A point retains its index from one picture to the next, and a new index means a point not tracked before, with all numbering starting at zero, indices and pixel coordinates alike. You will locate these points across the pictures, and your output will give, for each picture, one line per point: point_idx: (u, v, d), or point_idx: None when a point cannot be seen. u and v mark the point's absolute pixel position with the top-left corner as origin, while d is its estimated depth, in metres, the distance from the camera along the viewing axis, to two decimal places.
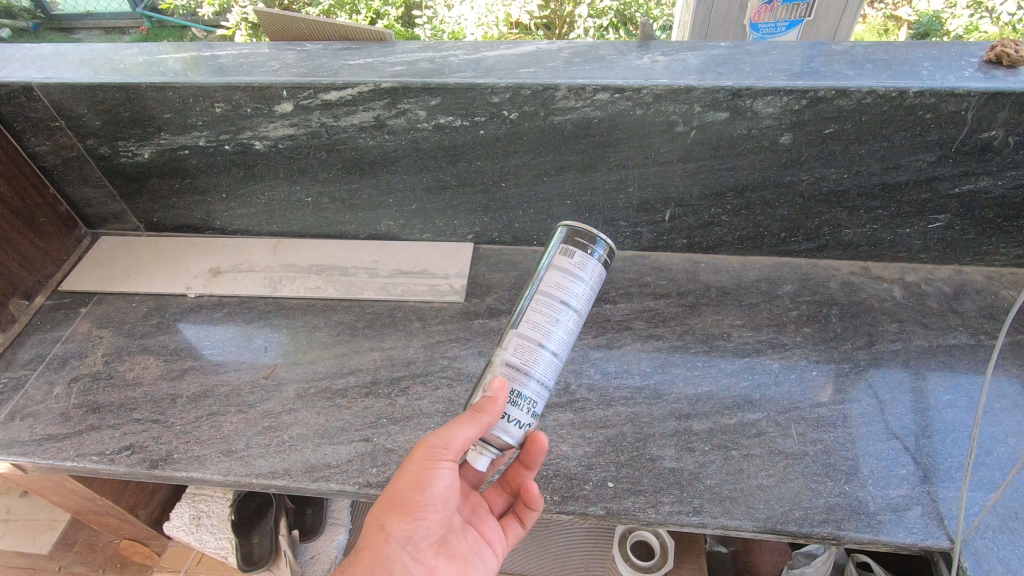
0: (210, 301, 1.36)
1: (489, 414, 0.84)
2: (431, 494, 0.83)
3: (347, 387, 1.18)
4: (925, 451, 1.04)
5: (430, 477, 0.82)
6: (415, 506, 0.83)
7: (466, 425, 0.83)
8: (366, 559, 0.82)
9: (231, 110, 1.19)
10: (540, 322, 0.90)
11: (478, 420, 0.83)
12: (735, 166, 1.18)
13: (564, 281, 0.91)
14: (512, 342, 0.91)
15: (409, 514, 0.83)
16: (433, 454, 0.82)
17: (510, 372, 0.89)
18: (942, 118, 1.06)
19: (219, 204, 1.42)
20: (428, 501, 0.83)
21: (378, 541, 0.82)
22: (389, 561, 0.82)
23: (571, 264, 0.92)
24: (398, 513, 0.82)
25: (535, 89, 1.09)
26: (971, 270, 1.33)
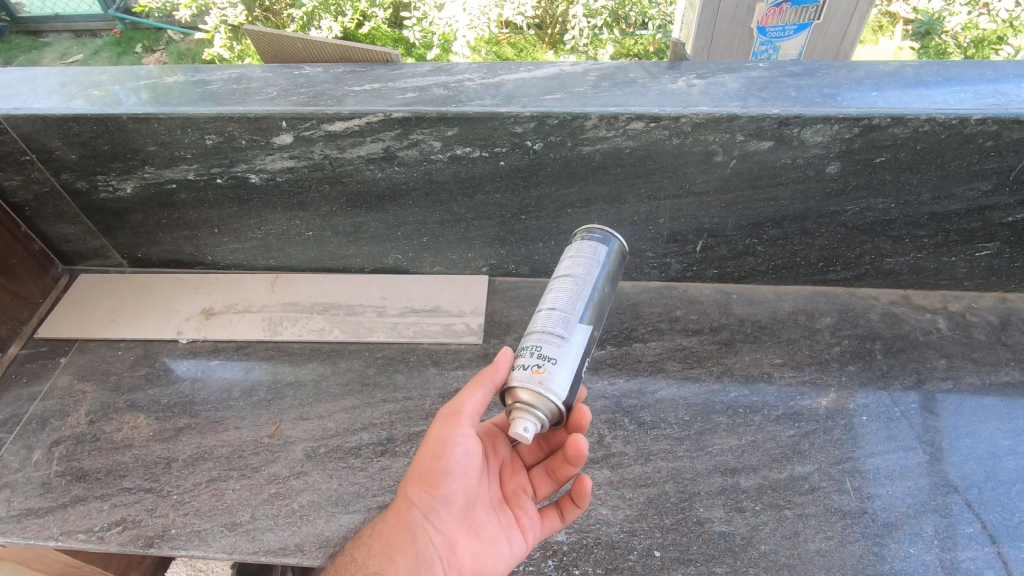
0: (204, 347, 1.24)
1: (491, 370, 0.82)
2: (450, 461, 0.79)
3: (360, 445, 1.08)
4: (990, 505, 0.98)
5: (446, 442, 0.80)
6: (434, 475, 0.79)
7: (474, 387, 0.82)
8: (388, 525, 0.78)
9: (223, 142, 1.07)
10: (566, 296, 0.88)
11: (485, 379, 0.82)
12: (775, 197, 1.10)
13: (586, 260, 0.92)
14: (538, 317, 0.88)
15: (430, 481, 0.79)
16: (451, 418, 0.81)
17: (548, 341, 0.83)
18: (1003, 146, 0.98)
19: (211, 239, 1.30)
20: (448, 467, 0.79)
21: (400, 506, 0.79)
22: (410, 527, 0.77)
23: (587, 248, 0.93)
24: (420, 479, 0.79)
25: (563, 119, 0.99)
26: (1016, 297, 1.27)
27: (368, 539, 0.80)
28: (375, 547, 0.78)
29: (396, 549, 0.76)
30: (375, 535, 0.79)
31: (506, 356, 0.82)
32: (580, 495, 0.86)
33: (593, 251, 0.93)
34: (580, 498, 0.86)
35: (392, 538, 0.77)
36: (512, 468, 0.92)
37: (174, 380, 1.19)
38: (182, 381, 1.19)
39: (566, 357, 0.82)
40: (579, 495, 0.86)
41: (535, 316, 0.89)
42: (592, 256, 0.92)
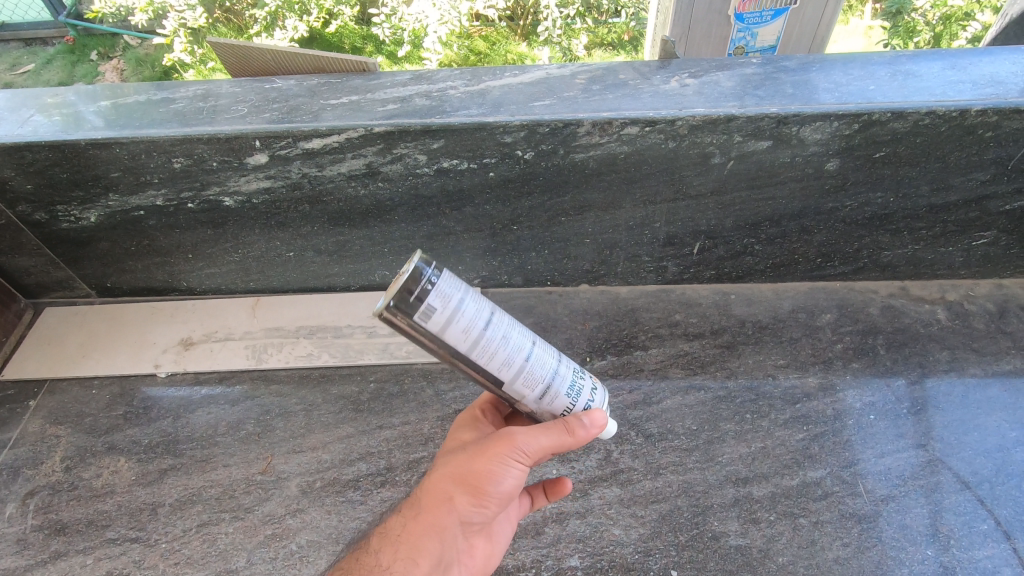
0: (185, 380, 1.18)
1: (576, 437, 0.66)
2: (503, 488, 0.68)
3: (358, 476, 1.03)
4: (1002, 500, 0.97)
5: (504, 473, 0.67)
6: (483, 494, 0.67)
7: (550, 441, 0.65)
8: (417, 529, 0.69)
9: (193, 165, 1.01)
10: (505, 356, 0.63)
11: (565, 437, 0.66)
12: (773, 196, 1.07)
13: (467, 312, 0.60)
14: (517, 389, 0.66)
15: (476, 500, 0.68)
16: (516, 450, 0.66)
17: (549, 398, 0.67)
18: (1002, 136, 0.96)
19: (184, 264, 1.23)
20: (499, 492, 0.68)
21: (434, 512, 0.69)
22: (443, 536, 0.69)
23: (446, 304, 0.59)
24: (467, 492, 0.68)
25: (554, 126, 0.94)
26: (1011, 282, 1.26)
27: (388, 534, 0.70)
28: (399, 549, 0.69)
29: (425, 556, 0.68)
30: (400, 537, 0.69)
31: (598, 433, 0.67)
32: (555, 491, 0.88)
33: (456, 285, 0.61)
34: (553, 489, 0.88)
35: (421, 542, 0.68)
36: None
37: (154, 418, 1.12)
38: (163, 419, 1.12)
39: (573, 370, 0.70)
40: (554, 487, 0.87)
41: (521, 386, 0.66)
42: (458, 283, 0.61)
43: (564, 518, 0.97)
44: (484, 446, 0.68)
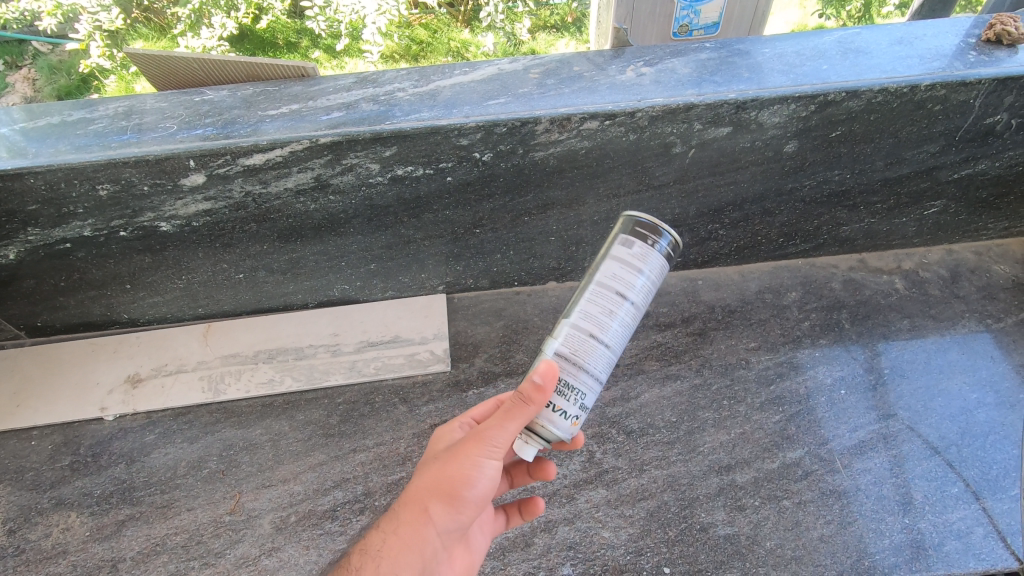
0: (137, 421, 1.09)
1: (536, 405, 0.61)
2: (481, 489, 0.62)
3: (335, 506, 0.98)
4: (969, 461, 1.00)
5: (480, 471, 0.61)
6: (460, 500, 0.61)
7: (513, 418, 0.61)
8: (402, 544, 0.61)
9: (121, 191, 0.92)
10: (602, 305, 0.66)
11: (526, 411, 0.60)
12: (735, 181, 1.07)
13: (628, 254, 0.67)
14: (560, 332, 0.66)
15: (453, 507, 0.61)
16: (489, 444, 0.61)
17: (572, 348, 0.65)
18: (950, 109, 0.98)
19: (123, 296, 1.13)
20: (479, 495, 0.62)
21: (415, 524, 0.61)
22: (424, 550, 0.62)
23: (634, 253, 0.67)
24: (443, 502, 0.61)
25: (511, 126, 0.90)
26: (961, 247, 1.31)
27: (370, 552, 0.62)
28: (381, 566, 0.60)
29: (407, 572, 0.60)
30: (380, 555, 0.61)
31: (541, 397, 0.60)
32: (531, 512, 0.83)
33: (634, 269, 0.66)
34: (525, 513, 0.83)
35: (401, 560, 0.60)
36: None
37: (106, 466, 1.04)
38: (115, 465, 1.04)
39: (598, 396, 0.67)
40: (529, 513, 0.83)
41: (558, 330, 0.67)
42: (646, 272, 0.66)
43: (553, 526, 0.95)
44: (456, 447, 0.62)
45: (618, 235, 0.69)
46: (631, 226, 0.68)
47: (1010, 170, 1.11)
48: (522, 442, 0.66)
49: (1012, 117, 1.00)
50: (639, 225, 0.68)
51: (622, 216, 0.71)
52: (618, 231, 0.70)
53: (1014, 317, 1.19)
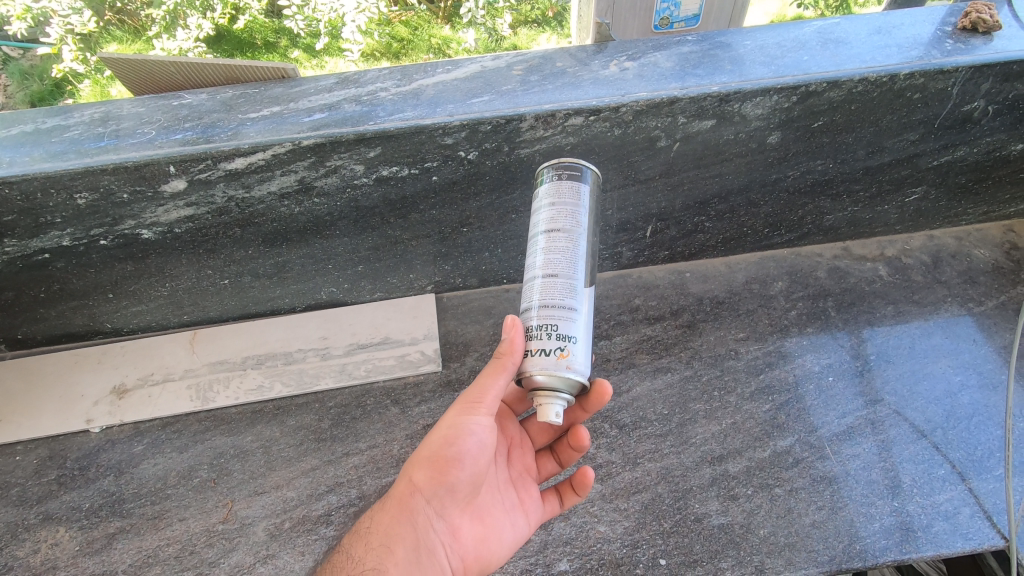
0: (124, 432, 1.08)
1: (510, 358, 0.71)
2: (465, 449, 0.71)
3: (329, 510, 0.97)
4: (955, 443, 1.01)
5: (460, 430, 0.71)
6: (444, 463, 0.71)
7: (491, 374, 0.72)
8: (390, 514, 0.71)
9: (100, 199, 0.90)
10: (553, 248, 0.75)
11: (500, 364, 0.71)
12: (720, 173, 1.07)
13: (560, 199, 0.77)
14: (527, 288, 0.75)
15: (439, 471, 0.71)
16: (465, 405, 0.72)
17: (547, 291, 0.73)
18: (929, 97, 0.99)
19: (106, 305, 1.12)
20: (463, 455, 0.71)
21: (402, 495, 0.72)
22: (414, 518, 0.71)
23: (561, 192, 0.77)
24: (428, 467, 0.71)
25: (496, 123, 0.90)
26: (941, 233, 1.33)
27: (362, 530, 0.73)
28: (372, 539, 0.71)
29: (399, 543, 0.70)
30: (372, 529, 0.72)
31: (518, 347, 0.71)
32: (582, 484, 0.84)
33: (567, 206, 0.77)
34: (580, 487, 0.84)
35: (392, 528, 0.71)
36: (524, 445, 0.89)
37: (94, 478, 1.02)
38: (103, 478, 1.02)
39: (582, 328, 0.72)
40: (581, 485, 0.83)
41: (528, 286, 0.76)
42: (574, 201, 0.77)
43: (549, 522, 0.95)
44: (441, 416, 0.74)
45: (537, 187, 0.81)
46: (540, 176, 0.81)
47: (988, 156, 1.13)
48: (546, 404, 0.71)
49: (989, 103, 1.01)
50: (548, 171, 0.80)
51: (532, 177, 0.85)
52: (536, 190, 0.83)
53: (995, 300, 1.21)
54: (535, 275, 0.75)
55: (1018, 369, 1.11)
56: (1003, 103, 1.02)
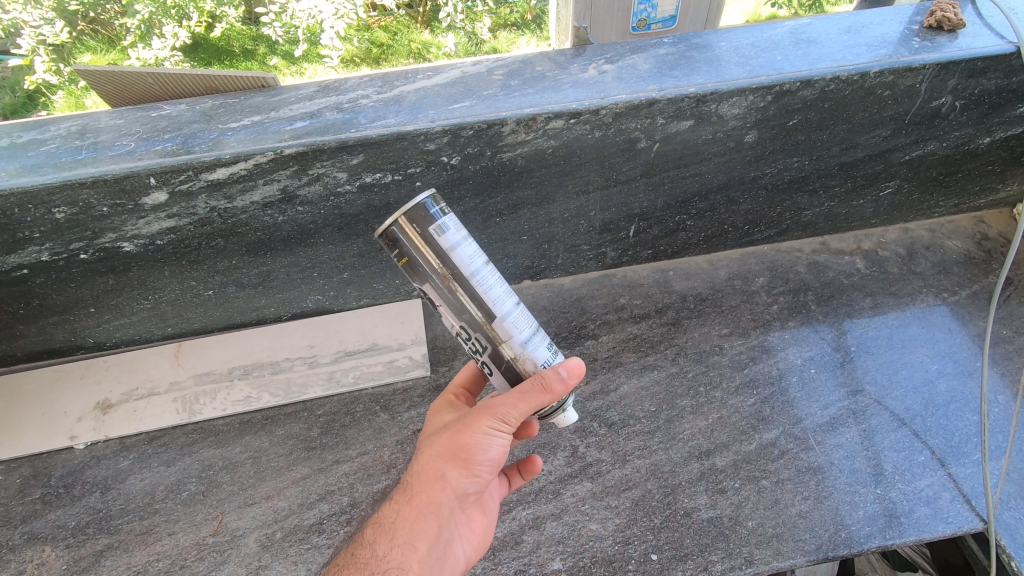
0: (110, 447, 1.07)
1: (557, 394, 0.67)
2: (492, 454, 0.70)
3: (321, 519, 0.97)
4: (933, 430, 1.04)
5: (492, 439, 0.69)
6: (472, 464, 0.70)
7: (531, 408, 0.67)
8: (416, 510, 0.70)
9: (80, 213, 0.89)
10: (492, 289, 0.70)
11: (543, 398, 0.66)
12: (700, 172, 1.09)
13: (457, 244, 0.68)
14: (507, 330, 0.70)
15: (467, 471, 0.70)
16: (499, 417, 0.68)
17: (520, 324, 0.71)
18: (898, 94, 1.01)
19: (87, 320, 1.10)
20: (490, 459, 0.70)
21: (429, 493, 0.70)
22: (439, 514, 0.70)
23: (450, 237, 0.68)
24: (456, 467, 0.70)
25: (478, 128, 0.90)
26: (915, 226, 1.36)
27: (386, 524, 0.71)
28: (397, 534, 0.69)
29: (423, 538, 0.70)
30: (397, 521, 0.70)
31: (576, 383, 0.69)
32: (529, 470, 0.90)
33: (462, 247, 0.69)
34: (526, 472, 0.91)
35: (419, 524, 0.69)
36: None
37: (80, 496, 1.01)
38: (90, 495, 1.01)
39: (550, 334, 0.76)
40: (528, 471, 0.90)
41: (496, 336, 0.70)
42: (463, 236, 0.70)
43: (541, 522, 0.96)
44: (468, 418, 0.70)
45: (410, 238, 0.68)
46: (416, 223, 0.68)
47: (957, 149, 1.16)
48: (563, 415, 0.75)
49: (956, 99, 1.04)
50: (419, 216, 0.68)
51: (393, 232, 0.68)
52: (403, 243, 0.68)
53: (968, 290, 1.25)
54: (498, 323, 0.70)
55: (992, 356, 1.14)
56: (970, 98, 1.05)
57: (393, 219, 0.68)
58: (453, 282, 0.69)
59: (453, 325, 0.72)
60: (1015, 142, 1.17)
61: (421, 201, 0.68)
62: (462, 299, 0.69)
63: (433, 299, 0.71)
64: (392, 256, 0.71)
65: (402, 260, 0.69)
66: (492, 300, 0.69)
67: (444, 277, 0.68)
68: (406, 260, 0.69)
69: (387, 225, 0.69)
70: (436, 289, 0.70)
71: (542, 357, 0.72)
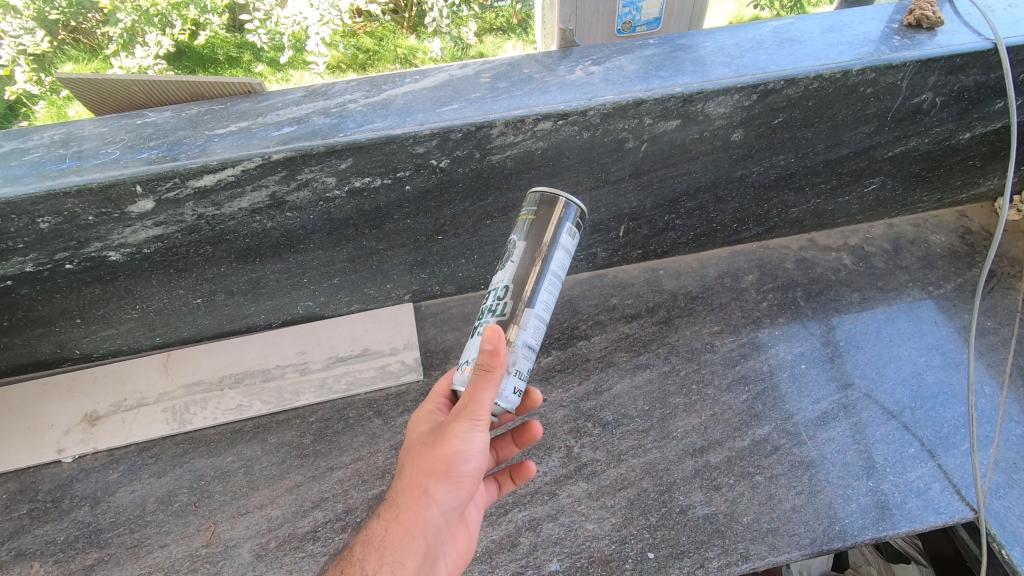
0: (98, 460, 1.05)
1: (499, 369, 0.68)
2: (472, 462, 0.69)
3: (316, 526, 0.96)
4: (923, 422, 1.05)
5: (471, 444, 0.68)
6: (455, 474, 0.69)
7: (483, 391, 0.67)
8: (404, 529, 0.68)
9: (65, 222, 0.88)
10: (547, 297, 0.75)
11: (490, 378, 0.68)
12: (688, 171, 1.10)
13: (565, 248, 0.76)
14: (529, 324, 0.74)
15: (450, 483, 0.69)
16: (474, 419, 0.68)
17: (535, 332, 0.74)
18: (881, 91, 1.03)
19: (74, 331, 1.09)
20: (471, 467, 0.69)
21: (416, 509, 0.68)
22: (427, 531, 0.69)
23: (568, 239, 0.76)
24: (439, 481, 0.68)
25: (467, 130, 0.91)
26: (900, 221, 1.38)
27: (375, 542, 0.68)
28: (386, 554, 0.67)
29: (412, 557, 0.68)
30: (385, 542, 0.68)
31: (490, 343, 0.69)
32: (521, 475, 0.90)
33: (563, 255, 0.76)
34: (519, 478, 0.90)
35: (408, 542, 0.68)
36: None
37: (68, 510, 0.99)
38: (79, 509, 0.99)
39: None
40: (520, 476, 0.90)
41: (516, 313, 0.73)
42: (573, 248, 0.77)
43: (538, 524, 0.96)
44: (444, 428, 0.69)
45: (544, 212, 0.75)
46: (563, 208, 0.76)
47: (939, 145, 1.18)
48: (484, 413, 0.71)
49: (936, 95, 1.06)
50: (570, 210, 0.76)
51: (552, 195, 0.76)
52: (547, 209, 0.75)
53: (952, 283, 1.27)
54: (529, 308, 0.74)
55: (977, 348, 1.16)
56: (950, 94, 1.07)
57: (554, 191, 0.76)
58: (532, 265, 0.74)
59: (498, 284, 0.76)
60: (994, 137, 1.19)
61: (573, 203, 0.76)
62: (534, 275, 0.74)
63: (511, 259, 0.76)
64: (525, 206, 0.78)
65: (530, 215, 0.76)
66: (539, 299, 0.75)
67: (540, 251, 0.75)
68: (528, 221, 0.76)
69: (548, 190, 0.76)
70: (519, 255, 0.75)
71: (522, 368, 0.73)
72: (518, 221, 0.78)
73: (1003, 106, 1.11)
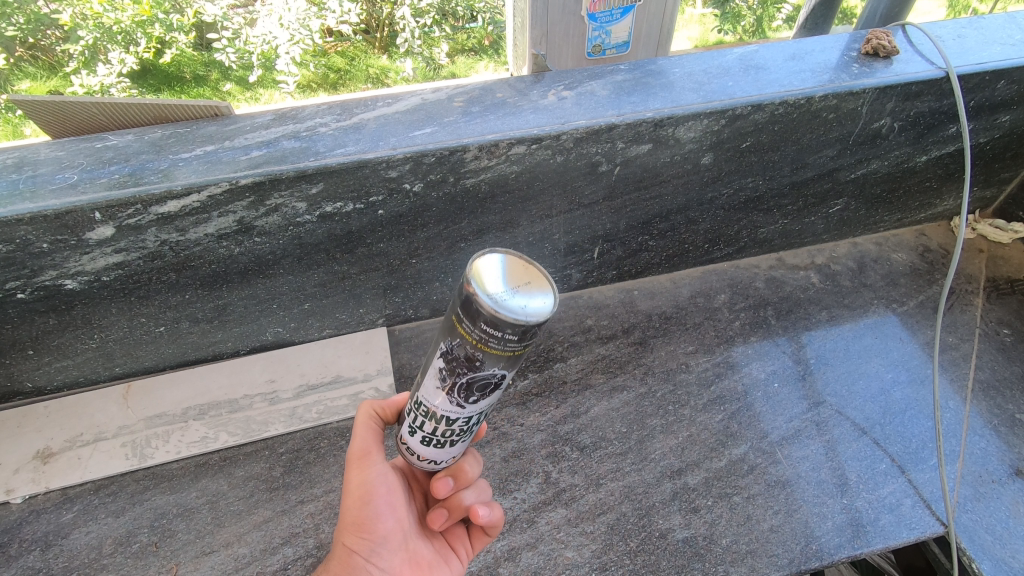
0: (50, 500, 0.99)
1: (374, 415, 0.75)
2: (378, 499, 0.71)
3: (286, 564, 0.92)
4: (893, 438, 1.07)
5: (369, 484, 0.71)
6: (366, 518, 0.70)
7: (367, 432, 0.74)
8: None
9: (17, 250, 0.84)
10: None
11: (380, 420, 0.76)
12: (660, 194, 1.11)
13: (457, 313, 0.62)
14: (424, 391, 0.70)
15: (365, 526, 0.70)
16: (360, 458, 0.72)
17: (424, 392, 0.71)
18: (843, 116, 1.07)
19: (25, 363, 1.03)
20: (380, 503, 0.71)
21: (341, 560, 0.70)
22: None
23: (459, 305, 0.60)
24: (354, 527, 0.70)
25: (440, 155, 0.90)
26: (863, 240, 1.43)
27: None
28: None
29: None
30: None
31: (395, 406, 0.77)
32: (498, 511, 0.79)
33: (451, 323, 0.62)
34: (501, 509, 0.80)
35: None
36: None
37: (16, 556, 0.92)
38: (28, 554, 0.93)
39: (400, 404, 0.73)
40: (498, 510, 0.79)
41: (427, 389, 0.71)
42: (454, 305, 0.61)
43: (517, 553, 0.93)
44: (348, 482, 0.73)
45: (485, 333, 0.54)
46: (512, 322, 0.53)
47: (898, 167, 1.22)
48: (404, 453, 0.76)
49: (894, 120, 1.10)
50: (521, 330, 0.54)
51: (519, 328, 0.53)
52: (487, 333, 0.54)
53: (915, 300, 1.31)
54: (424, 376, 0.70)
55: (941, 363, 1.19)
56: (906, 119, 1.11)
57: (490, 291, 0.54)
58: (476, 392, 0.61)
59: (424, 393, 0.65)
60: (949, 160, 1.24)
61: (528, 313, 0.53)
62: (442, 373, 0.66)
63: (438, 371, 0.62)
64: (455, 309, 0.57)
65: (508, 351, 0.56)
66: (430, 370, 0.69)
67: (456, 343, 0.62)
68: (452, 326, 0.58)
69: (480, 286, 0.54)
70: (455, 383, 0.60)
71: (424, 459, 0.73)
72: (496, 355, 0.56)
73: (956, 131, 1.16)
